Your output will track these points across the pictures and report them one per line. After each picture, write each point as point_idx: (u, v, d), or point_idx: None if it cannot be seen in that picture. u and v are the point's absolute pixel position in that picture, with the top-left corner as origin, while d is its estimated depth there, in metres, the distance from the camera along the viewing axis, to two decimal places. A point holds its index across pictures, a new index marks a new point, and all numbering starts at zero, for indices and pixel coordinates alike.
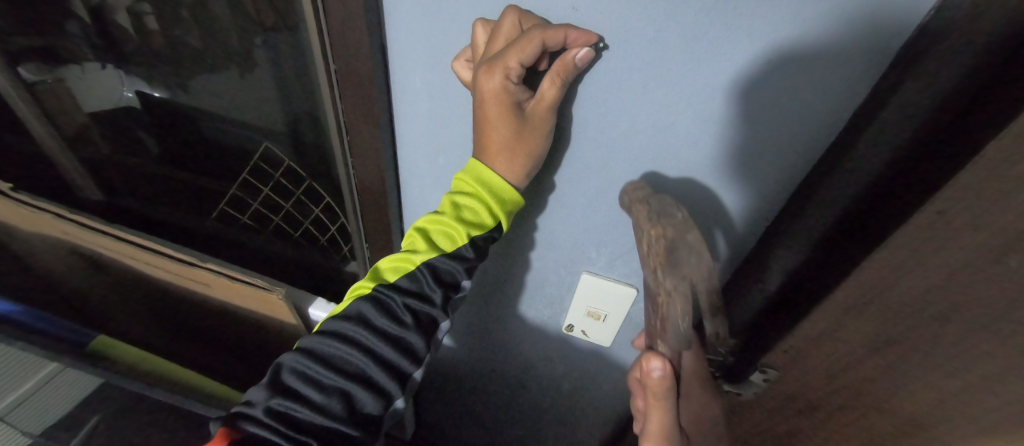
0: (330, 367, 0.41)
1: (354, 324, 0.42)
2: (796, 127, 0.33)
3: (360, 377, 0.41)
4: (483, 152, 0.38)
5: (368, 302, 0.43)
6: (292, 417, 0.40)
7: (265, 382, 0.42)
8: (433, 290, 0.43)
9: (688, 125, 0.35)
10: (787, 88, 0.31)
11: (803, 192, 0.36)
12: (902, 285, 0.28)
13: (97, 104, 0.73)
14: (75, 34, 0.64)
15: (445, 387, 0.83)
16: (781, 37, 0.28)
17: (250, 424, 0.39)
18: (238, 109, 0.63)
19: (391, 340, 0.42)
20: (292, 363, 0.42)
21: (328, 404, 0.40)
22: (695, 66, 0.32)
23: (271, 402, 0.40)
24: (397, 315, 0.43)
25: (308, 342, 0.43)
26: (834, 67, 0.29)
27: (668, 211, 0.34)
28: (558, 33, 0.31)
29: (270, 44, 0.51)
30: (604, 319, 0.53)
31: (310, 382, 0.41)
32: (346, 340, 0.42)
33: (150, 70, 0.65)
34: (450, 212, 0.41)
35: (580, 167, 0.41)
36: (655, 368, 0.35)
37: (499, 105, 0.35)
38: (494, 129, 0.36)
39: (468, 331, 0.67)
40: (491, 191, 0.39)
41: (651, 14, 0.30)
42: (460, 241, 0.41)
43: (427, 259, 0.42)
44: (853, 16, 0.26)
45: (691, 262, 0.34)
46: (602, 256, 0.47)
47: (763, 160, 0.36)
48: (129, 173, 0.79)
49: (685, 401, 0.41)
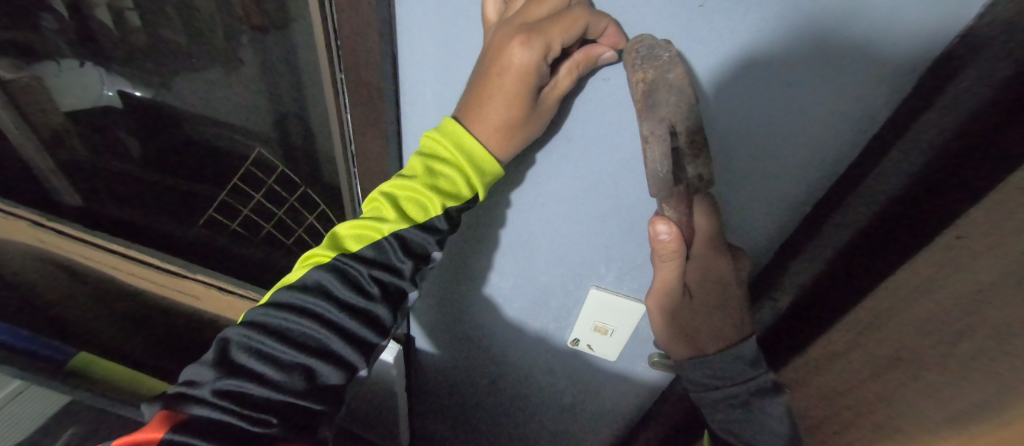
0: (288, 343, 0.35)
1: (314, 296, 0.36)
2: (828, 128, 0.30)
3: (320, 350, 0.36)
4: (478, 129, 0.33)
5: (328, 272, 0.36)
6: (245, 397, 0.34)
7: (208, 359, 0.36)
8: (401, 262, 0.37)
9: (719, 112, 0.32)
10: (841, 79, 0.27)
11: (822, 206, 0.35)
12: (917, 307, 0.28)
13: (74, 103, 0.69)
14: (53, 30, 0.61)
15: (442, 399, 0.81)
16: (860, 23, 0.25)
17: (196, 406, 0.34)
18: (228, 111, 0.60)
19: (357, 315, 0.36)
20: (241, 338, 0.35)
21: (288, 383, 0.34)
22: (749, 39, 0.28)
23: (219, 383, 0.34)
24: (363, 287, 0.37)
25: (256, 315, 0.36)
26: (885, 69, 0.26)
27: (654, 53, 0.28)
28: (604, 23, 0.29)
29: (266, 46, 0.49)
30: (610, 334, 0.52)
31: (264, 358, 0.35)
32: (305, 314, 0.36)
33: (132, 70, 0.62)
34: (421, 176, 0.35)
35: (590, 184, 0.39)
36: (661, 231, 0.34)
37: (519, 79, 0.30)
38: (498, 105, 0.31)
39: (468, 343, 0.66)
40: (470, 160, 0.34)
41: (692, 11, 0.27)
42: (433, 211, 0.35)
43: (395, 230, 0.36)
44: (933, 19, 0.24)
45: (670, 102, 0.29)
46: (610, 271, 0.46)
47: (783, 161, 0.33)
48: (107, 177, 0.75)
49: (693, 262, 0.38)
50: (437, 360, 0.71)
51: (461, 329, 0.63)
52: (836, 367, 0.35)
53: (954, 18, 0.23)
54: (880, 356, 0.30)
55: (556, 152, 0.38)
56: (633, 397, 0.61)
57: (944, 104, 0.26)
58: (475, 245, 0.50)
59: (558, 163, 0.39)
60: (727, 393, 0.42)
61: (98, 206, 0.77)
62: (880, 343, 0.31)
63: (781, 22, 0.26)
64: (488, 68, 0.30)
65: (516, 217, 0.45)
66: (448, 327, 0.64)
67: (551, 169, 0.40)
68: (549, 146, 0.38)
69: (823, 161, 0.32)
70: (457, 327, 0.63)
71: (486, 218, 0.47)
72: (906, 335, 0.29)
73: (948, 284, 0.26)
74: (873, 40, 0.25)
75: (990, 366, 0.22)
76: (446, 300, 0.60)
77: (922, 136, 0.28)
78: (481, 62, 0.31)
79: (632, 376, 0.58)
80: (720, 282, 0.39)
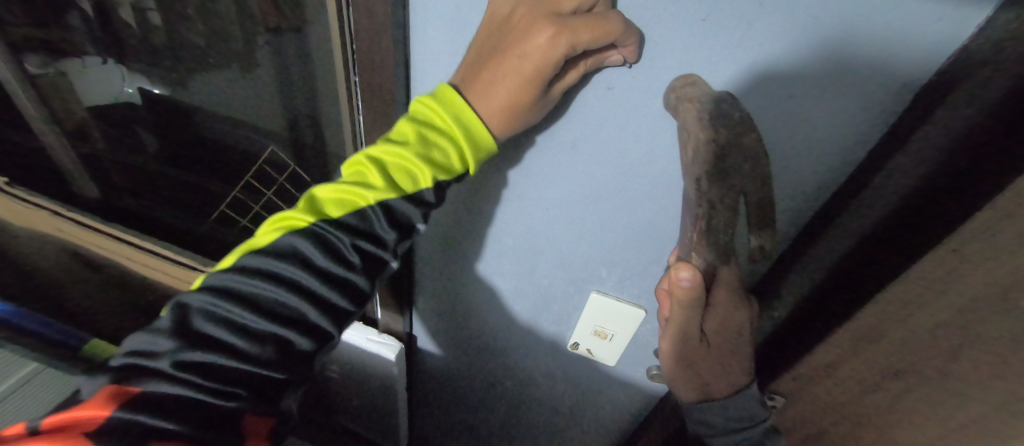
0: (259, 312, 0.33)
1: (290, 262, 0.33)
2: (825, 141, 0.31)
3: (294, 321, 0.34)
4: (481, 106, 0.33)
5: (305, 236, 0.34)
6: (210, 369, 0.32)
7: (165, 326, 0.32)
8: (385, 232, 0.35)
9: None
10: (838, 92, 0.28)
11: (820, 220, 0.35)
12: (915, 317, 0.28)
13: (96, 99, 0.72)
14: (78, 27, 0.63)
15: (441, 399, 0.81)
16: (856, 40, 0.26)
17: (151, 380, 0.30)
18: (242, 109, 0.62)
19: (337, 285, 0.34)
20: (206, 305, 0.33)
21: (259, 355, 0.32)
22: (747, 51, 0.28)
23: (181, 354, 0.31)
24: (344, 256, 0.34)
25: (223, 280, 0.34)
26: (880, 85, 0.27)
27: (726, 113, 0.28)
28: (631, 41, 0.29)
29: (280, 49, 0.51)
30: (610, 339, 0.53)
31: (231, 327, 0.32)
32: (277, 281, 0.33)
33: (152, 67, 0.65)
34: (414, 144, 0.33)
35: (593, 189, 0.40)
36: (683, 277, 0.31)
37: (536, 66, 0.29)
38: (508, 85, 0.31)
39: (469, 344, 0.66)
40: (468, 134, 0.33)
41: (691, 26, 0.28)
42: (423, 183, 0.34)
43: (380, 199, 0.34)
44: (923, 43, 0.24)
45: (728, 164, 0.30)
46: (611, 276, 0.47)
47: (780, 172, 0.34)
48: (124, 171, 0.77)
49: (713, 309, 0.37)
50: (438, 360, 0.72)
51: (463, 330, 0.65)
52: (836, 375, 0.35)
53: (941, 44, 0.24)
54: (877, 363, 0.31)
55: (562, 156, 0.39)
56: (629, 404, 0.62)
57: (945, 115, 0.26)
58: (476, 244, 0.51)
59: (563, 168, 0.40)
60: (743, 433, 0.41)
61: (113, 199, 0.79)
62: (878, 354, 0.31)
63: (785, 35, 0.27)
64: (506, 44, 0.30)
65: (520, 219, 0.47)
66: (450, 327, 0.65)
67: (556, 174, 0.41)
68: (553, 150, 0.39)
69: (821, 175, 0.33)
70: (459, 327, 0.64)
71: (491, 217, 0.48)
72: (907, 345, 0.29)
73: (940, 293, 0.26)
74: (881, 52, 0.26)
75: None
76: (449, 299, 0.61)
77: (919, 151, 0.28)
78: (496, 39, 0.31)
79: (631, 383, 0.58)
80: (735, 327, 0.38)
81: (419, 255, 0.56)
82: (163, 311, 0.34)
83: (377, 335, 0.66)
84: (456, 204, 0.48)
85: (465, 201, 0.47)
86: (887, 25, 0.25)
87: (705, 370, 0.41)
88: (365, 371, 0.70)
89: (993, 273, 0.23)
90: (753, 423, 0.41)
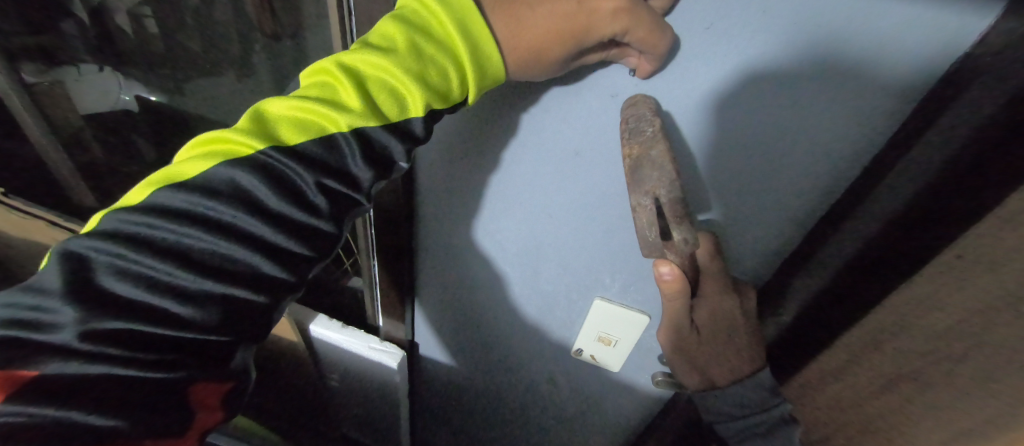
0: (184, 266, 0.28)
1: (219, 201, 0.28)
2: (824, 147, 0.31)
3: (232, 272, 0.29)
4: (499, 19, 0.29)
5: (247, 168, 0.28)
6: (132, 336, 0.27)
7: (60, 284, 0.27)
8: (359, 169, 0.30)
9: (723, 121, 0.32)
10: (840, 96, 0.28)
11: (822, 228, 0.35)
12: (920, 324, 0.28)
13: (93, 106, 0.72)
14: (75, 35, 0.63)
15: (442, 406, 0.81)
16: (860, 44, 0.26)
17: (54, 353, 0.26)
18: (240, 116, 0.62)
19: (289, 226, 0.30)
20: (112, 259, 0.27)
21: (190, 316, 0.28)
22: (750, 54, 0.28)
23: (88, 321, 0.27)
24: (302, 195, 0.29)
25: (130, 224, 0.28)
26: (879, 92, 0.27)
27: (639, 127, 0.30)
28: (656, 59, 0.29)
29: (279, 56, 0.51)
30: (614, 345, 0.53)
31: (145, 284, 0.27)
32: (200, 223, 0.28)
33: (151, 75, 0.64)
34: (404, 56, 0.28)
35: (595, 196, 0.40)
36: (665, 272, 0.35)
37: (581, 13, 0.27)
38: (543, 19, 0.28)
39: (471, 351, 0.66)
40: (473, 52, 0.29)
41: (694, 30, 0.29)
42: (415, 111, 0.29)
43: (356, 124, 0.29)
44: (924, 49, 0.25)
45: (654, 176, 0.30)
46: (614, 282, 0.47)
47: (780, 179, 0.34)
48: (121, 179, 0.77)
49: (702, 301, 0.40)
50: (439, 367, 0.72)
51: (464, 336, 0.64)
52: (841, 380, 0.35)
53: (938, 52, 0.25)
54: (884, 368, 0.31)
55: (565, 163, 0.39)
56: (633, 409, 0.61)
57: (951, 119, 0.26)
58: (478, 250, 0.51)
59: (567, 175, 0.40)
60: (751, 418, 0.40)
61: (111, 208, 0.79)
62: (884, 360, 0.31)
63: (790, 38, 0.27)
64: None
65: (522, 224, 0.46)
66: (452, 334, 0.65)
67: (559, 180, 0.40)
68: (556, 157, 0.39)
69: (824, 183, 0.33)
70: (460, 334, 0.64)
71: (493, 223, 0.48)
72: (913, 349, 0.29)
73: (943, 299, 0.27)
74: (886, 58, 0.26)
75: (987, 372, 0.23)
76: (451, 306, 0.60)
77: (923, 157, 0.28)
78: None
79: (635, 389, 0.58)
80: (725, 319, 0.40)
81: (421, 262, 0.56)
82: (52, 265, 0.28)
83: (378, 342, 0.63)
84: (458, 211, 0.48)
85: (467, 208, 0.47)
86: (891, 30, 0.25)
87: (701, 357, 0.42)
88: (366, 379, 0.69)
89: (1000, 279, 0.23)
90: (763, 410, 0.40)
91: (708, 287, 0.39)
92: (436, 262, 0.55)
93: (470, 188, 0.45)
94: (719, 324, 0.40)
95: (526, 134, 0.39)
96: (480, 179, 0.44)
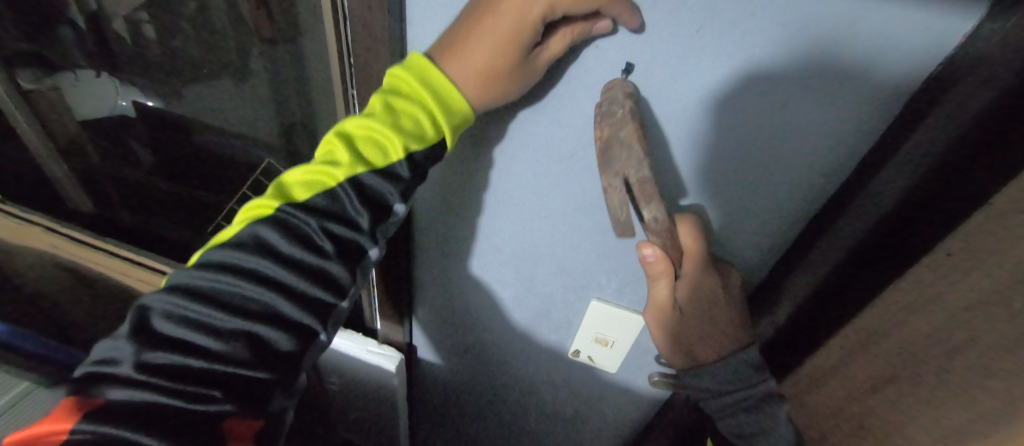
0: (223, 309, 0.31)
1: (251, 253, 0.32)
2: (815, 151, 0.31)
3: (263, 313, 0.32)
4: (456, 68, 0.31)
5: (269, 224, 0.32)
6: (179, 372, 0.30)
7: (126, 331, 0.31)
8: (358, 213, 0.33)
9: (714, 128, 0.33)
10: (828, 103, 0.29)
11: (814, 228, 0.36)
12: (911, 322, 0.28)
13: (89, 111, 0.71)
14: (71, 40, 0.63)
15: (440, 409, 0.81)
16: (847, 53, 0.26)
17: (116, 387, 0.29)
18: (237, 121, 0.62)
19: (309, 274, 0.33)
20: (164, 306, 0.32)
21: (227, 352, 0.31)
22: (740, 61, 0.29)
23: (145, 357, 0.30)
24: (315, 243, 0.33)
25: (181, 278, 0.32)
26: (868, 98, 0.28)
27: (611, 110, 0.30)
28: (620, 9, 0.27)
29: (275, 61, 0.51)
30: (611, 346, 0.53)
31: (195, 327, 0.31)
32: (233, 272, 0.32)
33: (146, 80, 0.65)
34: (380, 113, 0.31)
35: (589, 198, 0.40)
36: (648, 253, 0.36)
37: (513, 29, 0.28)
38: (487, 44, 0.29)
39: (469, 353, 0.66)
40: (439, 96, 0.32)
41: (686, 37, 0.29)
42: (393, 155, 0.32)
43: (349, 175, 0.32)
44: (913, 55, 0.25)
45: (623, 156, 0.31)
46: (611, 283, 0.47)
47: (771, 182, 0.35)
48: (117, 184, 0.77)
49: (683, 281, 0.40)
50: (437, 369, 0.72)
51: (461, 339, 0.64)
52: (835, 379, 0.36)
53: (925, 59, 0.25)
54: (873, 365, 0.31)
55: (560, 166, 0.39)
56: (632, 410, 0.62)
57: (938, 120, 0.26)
58: (474, 253, 0.52)
59: (562, 177, 0.40)
60: (739, 393, 0.41)
61: (107, 214, 0.79)
62: (876, 358, 0.31)
63: (778, 45, 0.27)
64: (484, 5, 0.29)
65: (518, 227, 0.47)
66: (450, 336, 0.65)
67: (554, 183, 0.41)
68: (550, 160, 0.39)
69: (815, 184, 0.33)
70: (457, 336, 0.64)
71: (489, 226, 0.48)
72: (902, 348, 0.29)
73: (931, 295, 0.27)
74: (877, 61, 0.26)
75: (974, 366, 0.23)
76: (448, 309, 0.60)
77: (911, 157, 0.28)
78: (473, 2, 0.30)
79: (633, 390, 0.58)
80: (706, 297, 0.40)
81: (418, 265, 0.56)
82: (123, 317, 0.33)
83: (377, 346, 0.65)
84: (454, 214, 0.48)
85: (463, 210, 0.47)
86: (880, 33, 0.25)
87: (689, 335, 0.43)
88: (364, 382, 0.69)
89: (986, 275, 0.23)
90: (748, 386, 0.40)
91: (690, 266, 0.39)
92: (433, 264, 0.55)
93: (466, 191, 0.45)
94: (700, 303, 0.40)
95: (520, 138, 0.39)
96: (476, 182, 0.44)
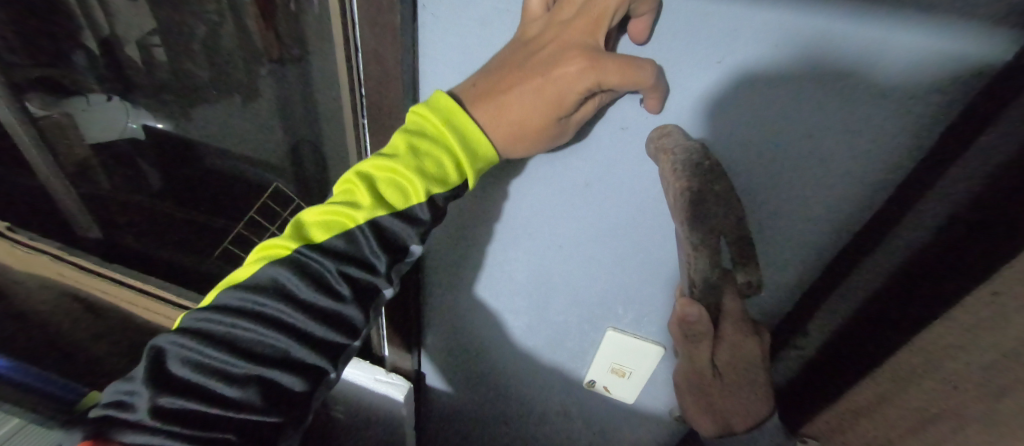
0: (240, 353, 0.30)
1: (268, 297, 0.31)
2: (841, 177, 0.31)
3: (275, 358, 0.31)
4: (481, 114, 0.31)
5: (287, 266, 0.31)
6: (194, 416, 0.30)
7: (142, 373, 0.31)
8: (377, 256, 0.32)
9: (735, 154, 0.32)
10: (848, 128, 0.28)
11: (850, 255, 0.35)
12: (940, 359, 0.27)
13: (99, 135, 0.71)
14: (84, 64, 0.64)
15: (449, 438, 0.78)
16: (864, 75, 0.26)
17: (133, 432, 0.29)
18: (246, 144, 0.62)
19: (324, 316, 0.32)
20: (179, 349, 0.31)
21: (241, 397, 0.30)
22: (758, 89, 0.28)
23: (161, 402, 0.29)
24: (331, 286, 0.32)
25: (196, 322, 0.32)
26: (890, 122, 0.27)
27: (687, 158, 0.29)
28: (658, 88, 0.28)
29: (287, 87, 0.51)
30: (628, 376, 0.51)
31: (209, 371, 0.30)
32: (252, 316, 0.31)
33: (156, 103, 0.65)
34: (404, 156, 0.31)
35: (604, 229, 0.40)
36: (688, 312, 0.33)
37: (551, 97, 0.29)
38: (523, 102, 0.30)
39: (478, 380, 0.64)
40: (462, 141, 0.31)
41: (700, 64, 0.28)
42: (414, 197, 0.31)
43: (370, 217, 0.31)
44: (931, 76, 0.25)
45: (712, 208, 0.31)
46: (627, 312, 0.46)
47: (798, 208, 0.34)
48: (126, 208, 0.77)
49: (722, 342, 0.36)
50: (447, 397, 0.70)
51: (471, 367, 0.63)
52: (865, 419, 0.33)
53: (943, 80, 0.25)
54: (904, 403, 0.30)
55: (575, 198, 0.38)
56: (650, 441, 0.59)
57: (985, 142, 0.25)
58: (486, 281, 0.50)
59: (576, 207, 0.39)
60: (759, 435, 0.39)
61: (115, 235, 0.78)
62: (908, 398, 0.30)
63: (802, 68, 0.27)
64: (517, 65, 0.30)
65: (532, 256, 0.46)
66: (459, 363, 0.63)
67: (570, 213, 0.40)
68: (566, 190, 0.38)
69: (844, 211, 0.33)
70: (466, 363, 0.62)
71: (501, 254, 0.47)
72: (935, 392, 0.27)
73: (959, 331, 0.26)
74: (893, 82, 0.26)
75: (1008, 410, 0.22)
76: (457, 336, 0.59)
77: (949, 186, 0.28)
78: (509, 58, 0.31)
79: (651, 420, 0.56)
80: (746, 360, 0.37)
81: (427, 291, 0.54)
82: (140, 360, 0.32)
83: (384, 374, 0.65)
84: (466, 243, 0.47)
85: (474, 239, 0.46)
86: (912, 49, 0.24)
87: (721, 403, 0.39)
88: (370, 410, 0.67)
89: (1009, 315, 0.22)
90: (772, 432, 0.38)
91: (728, 327, 0.35)
92: (442, 292, 0.54)
93: (480, 221, 0.44)
94: (738, 366, 0.37)
95: (531, 168, 0.38)
96: (488, 211, 0.43)
